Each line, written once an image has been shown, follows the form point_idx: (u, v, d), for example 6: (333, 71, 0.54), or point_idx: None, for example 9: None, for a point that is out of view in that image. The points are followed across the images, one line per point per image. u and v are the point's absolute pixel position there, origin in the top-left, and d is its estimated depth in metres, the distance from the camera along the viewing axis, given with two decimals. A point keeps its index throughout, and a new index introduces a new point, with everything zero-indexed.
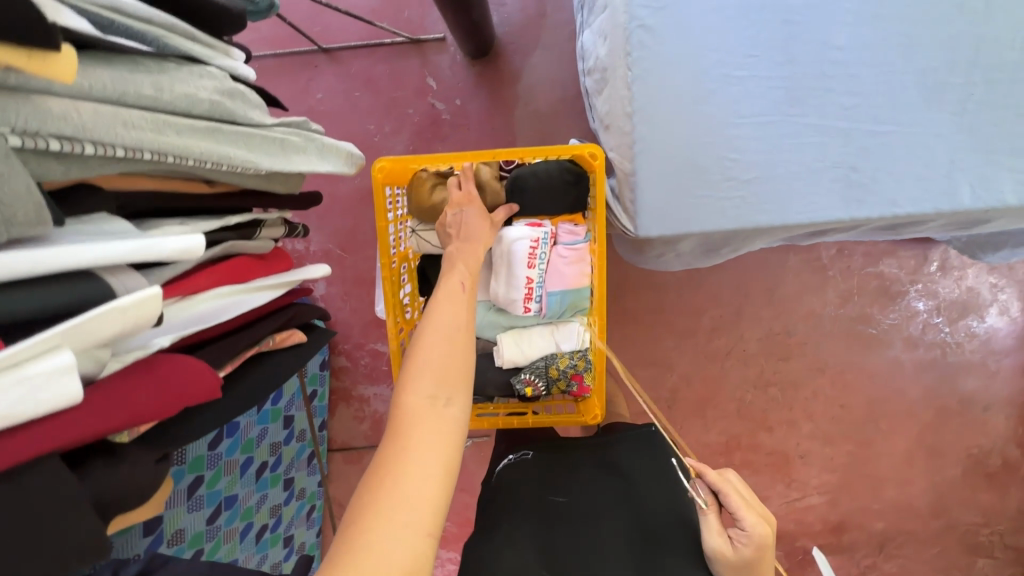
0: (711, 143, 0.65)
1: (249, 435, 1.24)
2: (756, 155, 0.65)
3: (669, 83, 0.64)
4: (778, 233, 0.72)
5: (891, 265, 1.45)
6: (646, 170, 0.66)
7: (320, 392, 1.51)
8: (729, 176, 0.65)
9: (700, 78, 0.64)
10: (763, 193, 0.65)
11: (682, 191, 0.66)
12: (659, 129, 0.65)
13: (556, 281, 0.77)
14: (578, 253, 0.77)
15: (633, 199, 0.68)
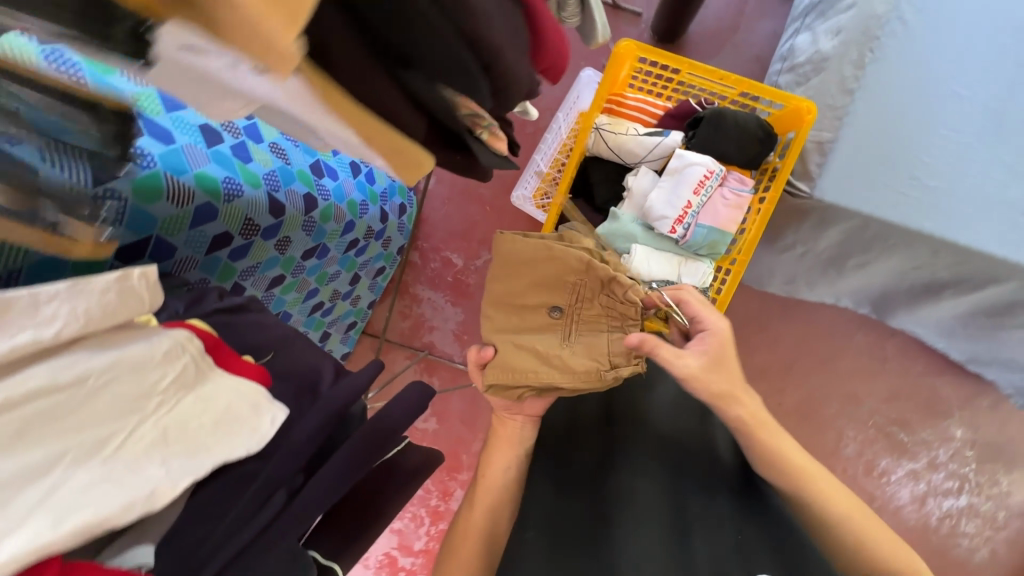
0: (912, 142, 0.71)
1: (327, 269, 1.27)
2: (949, 168, 0.71)
3: (901, 78, 0.71)
4: (921, 253, 0.79)
5: (944, 385, 1.48)
6: (846, 141, 0.73)
7: (387, 273, 1.57)
8: (916, 177, 0.72)
9: (930, 84, 0.71)
10: (942, 202, 0.71)
11: (871, 172, 0.73)
12: (874, 112, 0.72)
13: (709, 215, 0.83)
14: (740, 200, 0.83)
15: (821, 164, 0.75)
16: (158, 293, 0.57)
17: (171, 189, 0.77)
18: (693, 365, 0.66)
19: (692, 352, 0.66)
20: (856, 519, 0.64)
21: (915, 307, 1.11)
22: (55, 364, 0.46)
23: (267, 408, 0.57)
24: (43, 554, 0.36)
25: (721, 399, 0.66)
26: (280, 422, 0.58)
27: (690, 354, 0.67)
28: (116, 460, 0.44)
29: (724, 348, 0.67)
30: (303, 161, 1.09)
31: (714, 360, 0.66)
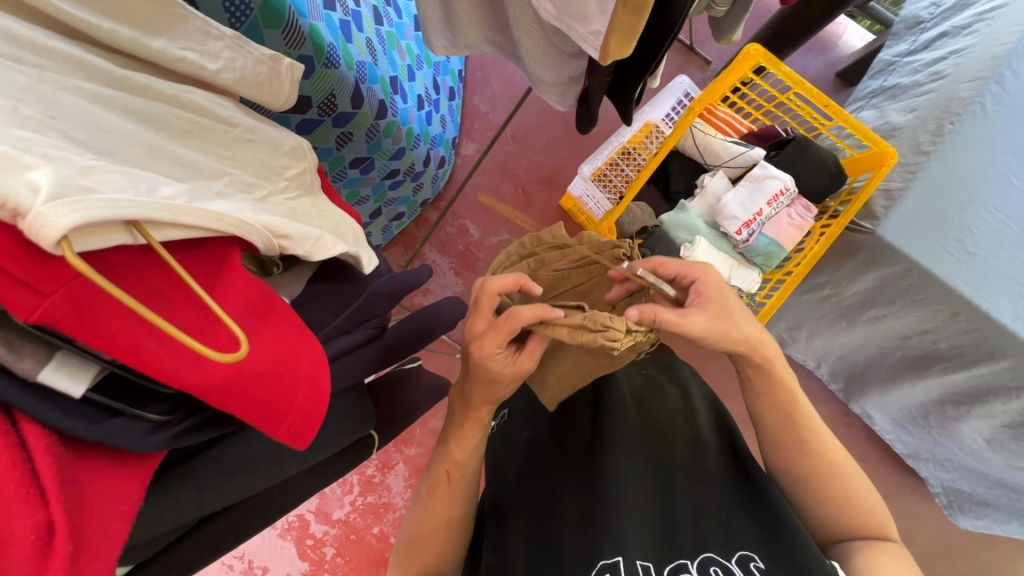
0: (968, 210, 0.80)
1: (360, 189, 1.21)
2: (991, 241, 0.80)
3: (969, 154, 0.81)
4: (940, 314, 0.87)
5: None
6: (914, 193, 0.81)
7: (402, 221, 1.51)
8: (961, 240, 0.80)
9: (989, 167, 0.81)
10: (979, 268, 0.80)
11: (927, 226, 0.81)
12: (942, 176, 0.81)
13: (773, 228, 0.89)
14: (802, 222, 0.90)
15: (887, 208, 0.83)
16: (293, 97, 0.49)
17: (290, 27, 0.72)
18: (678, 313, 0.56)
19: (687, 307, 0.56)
20: (861, 489, 0.55)
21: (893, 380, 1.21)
22: (211, 96, 0.41)
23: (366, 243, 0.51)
24: (235, 236, 0.29)
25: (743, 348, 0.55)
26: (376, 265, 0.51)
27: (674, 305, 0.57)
28: (263, 206, 0.38)
29: (720, 290, 0.55)
30: (386, 69, 1.06)
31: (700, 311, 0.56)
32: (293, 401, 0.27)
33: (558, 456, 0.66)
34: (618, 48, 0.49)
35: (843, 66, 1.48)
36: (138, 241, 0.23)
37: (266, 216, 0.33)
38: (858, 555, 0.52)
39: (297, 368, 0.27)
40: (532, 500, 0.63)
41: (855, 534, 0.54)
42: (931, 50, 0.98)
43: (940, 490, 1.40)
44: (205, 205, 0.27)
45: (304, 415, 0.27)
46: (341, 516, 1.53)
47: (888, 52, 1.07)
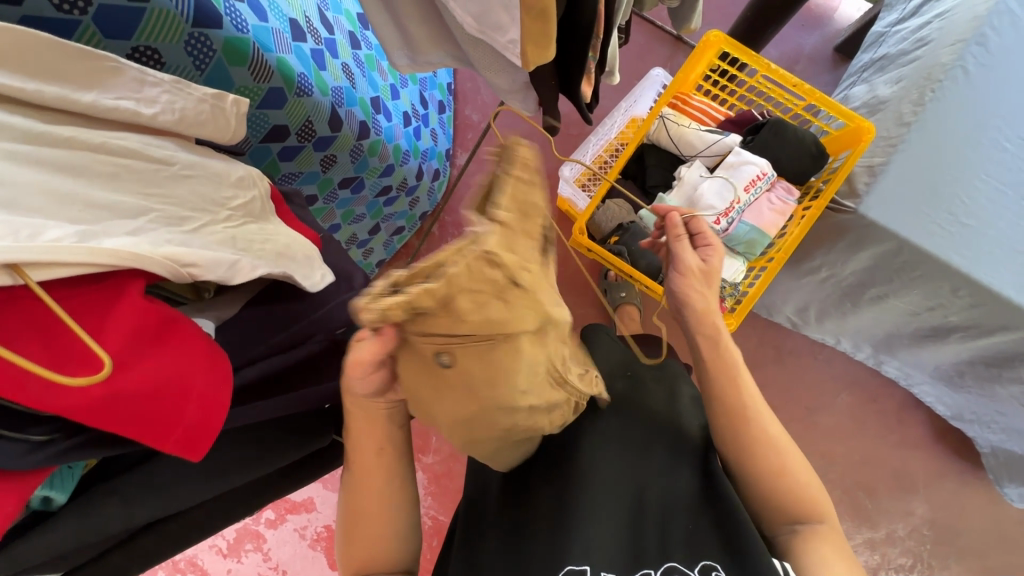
0: (955, 180, 0.77)
1: (354, 208, 1.25)
2: (984, 212, 0.76)
3: (953, 121, 0.78)
4: (942, 289, 0.83)
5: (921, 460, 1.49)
6: (895, 168, 0.78)
7: (404, 235, 1.54)
8: (953, 213, 0.76)
9: (978, 135, 0.77)
10: (973, 241, 0.76)
11: (913, 201, 0.77)
12: (925, 148, 0.78)
13: (753, 215, 0.88)
14: (783, 207, 0.88)
15: (869, 184, 0.80)
16: (242, 131, 0.52)
17: (256, 62, 0.76)
18: (690, 263, 0.64)
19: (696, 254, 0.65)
20: (805, 482, 0.54)
21: (916, 351, 1.14)
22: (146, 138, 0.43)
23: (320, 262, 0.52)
24: (134, 269, 0.31)
25: (704, 312, 0.61)
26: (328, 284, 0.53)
27: (695, 256, 0.65)
28: (191, 237, 0.41)
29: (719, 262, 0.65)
30: (366, 91, 1.10)
31: (703, 272, 0.64)
32: (182, 415, 0.31)
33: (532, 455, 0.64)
34: (537, 53, 0.49)
35: (840, 40, 1.43)
36: (18, 282, 0.26)
37: (174, 246, 0.35)
38: (801, 548, 0.51)
39: (183, 389, 0.31)
40: (504, 501, 0.61)
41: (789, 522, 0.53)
42: (918, 17, 0.93)
43: (989, 450, 1.33)
44: (99, 243, 0.30)
45: (193, 429, 0.31)
46: None
47: (879, 23, 1.03)
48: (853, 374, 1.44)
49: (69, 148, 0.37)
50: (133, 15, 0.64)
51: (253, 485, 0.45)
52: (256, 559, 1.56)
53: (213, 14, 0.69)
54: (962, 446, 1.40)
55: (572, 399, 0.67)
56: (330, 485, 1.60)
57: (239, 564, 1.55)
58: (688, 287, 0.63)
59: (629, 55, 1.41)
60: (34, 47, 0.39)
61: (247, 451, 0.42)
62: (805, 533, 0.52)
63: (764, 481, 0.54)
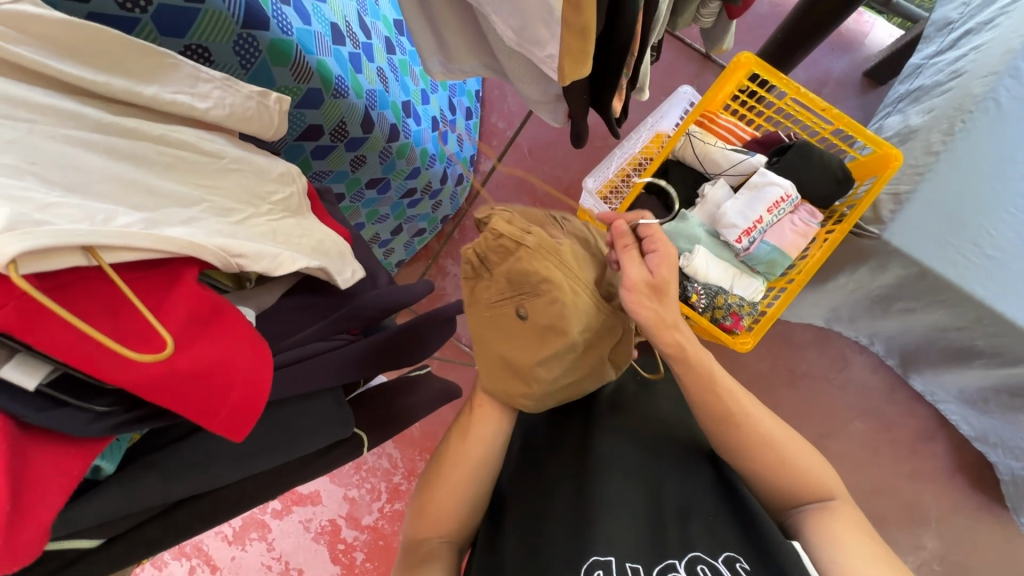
0: (980, 212, 0.76)
1: (379, 208, 1.28)
2: (1012, 243, 0.75)
3: (983, 152, 0.78)
4: (965, 316, 0.82)
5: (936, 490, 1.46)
6: (921, 196, 0.78)
7: (424, 237, 1.57)
8: (979, 243, 0.76)
9: (1008, 167, 0.77)
10: (1000, 272, 0.75)
11: (939, 229, 0.77)
12: (951, 177, 0.78)
13: (775, 235, 0.88)
14: (806, 229, 0.88)
15: (894, 212, 0.80)
16: (283, 129, 0.54)
17: (298, 64, 0.79)
18: (636, 276, 0.60)
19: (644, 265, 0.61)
20: (804, 462, 0.55)
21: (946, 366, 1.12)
22: (199, 132, 0.46)
23: (352, 259, 0.54)
24: (189, 257, 0.33)
25: (655, 327, 0.59)
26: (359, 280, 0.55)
27: (642, 267, 0.60)
28: (238, 228, 0.43)
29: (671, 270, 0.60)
30: (398, 95, 1.13)
31: (652, 286, 0.60)
32: (227, 398, 0.32)
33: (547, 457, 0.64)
34: (574, 67, 0.51)
35: (870, 64, 1.43)
36: (92, 263, 0.28)
37: (223, 238, 0.37)
38: (811, 525, 0.52)
39: (231, 371, 0.32)
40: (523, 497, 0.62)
41: (797, 496, 0.54)
42: (955, 48, 0.94)
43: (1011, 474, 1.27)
44: (161, 232, 0.32)
45: (238, 411, 0.33)
46: (370, 522, 1.59)
47: (918, 55, 1.02)
48: (869, 400, 1.42)
49: (132, 138, 0.39)
50: (189, 16, 0.67)
51: (277, 472, 0.47)
52: (260, 548, 1.58)
53: (262, 17, 0.72)
54: (979, 482, 1.37)
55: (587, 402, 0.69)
56: (337, 479, 1.62)
57: (243, 554, 1.57)
58: (633, 305, 0.59)
59: (657, 70, 1.42)
60: (104, 42, 0.41)
61: (273, 436, 0.44)
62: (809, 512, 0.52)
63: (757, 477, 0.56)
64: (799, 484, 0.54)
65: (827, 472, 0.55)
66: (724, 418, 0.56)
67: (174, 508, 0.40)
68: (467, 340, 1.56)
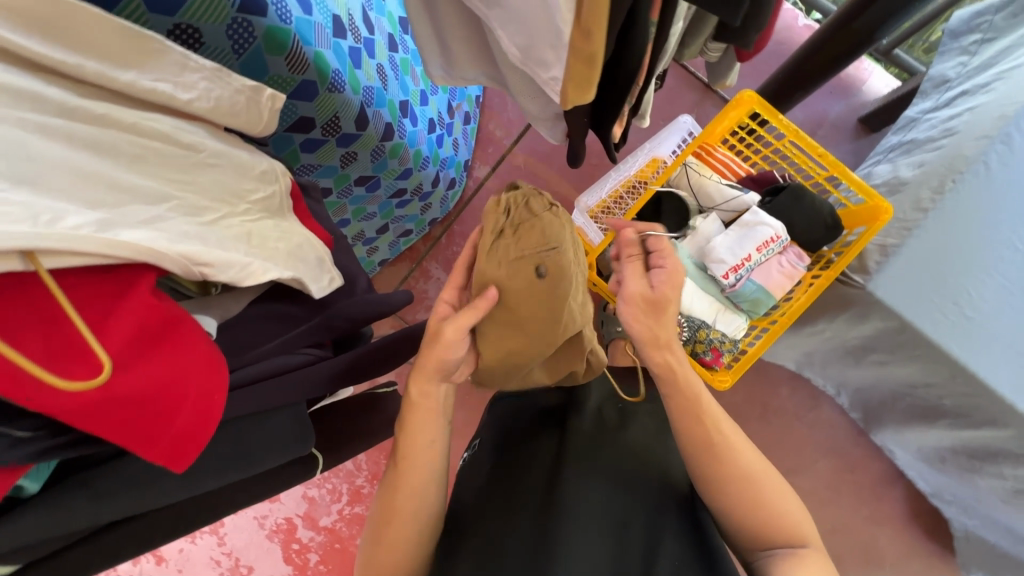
0: (963, 273, 0.77)
1: (366, 206, 1.25)
2: (992, 306, 0.76)
3: (973, 214, 0.78)
4: (938, 373, 0.83)
5: None
6: (908, 251, 0.79)
7: (410, 237, 1.54)
8: (959, 303, 0.77)
9: (995, 231, 0.77)
10: (977, 335, 0.76)
11: (923, 285, 0.78)
12: (940, 235, 0.79)
13: (762, 275, 0.88)
14: (792, 271, 0.88)
15: (880, 263, 0.81)
16: (273, 125, 0.52)
17: (294, 54, 0.77)
18: (637, 289, 0.64)
19: (647, 278, 0.65)
20: (779, 498, 0.54)
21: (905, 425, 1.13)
22: (175, 121, 0.43)
23: (329, 267, 0.51)
24: (146, 263, 0.31)
25: (650, 344, 0.62)
26: (335, 290, 0.53)
27: (644, 281, 0.64)
28: (208, 230, 0.40)
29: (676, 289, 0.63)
30: (396, 94, 1.10)
31: (650, 301, 0.63)
32: (171, 424, 0.30)
33: (514, 480, 0.63)
34: (577, 94, 0.50)
35: (866, 111, 1.45)
36: (28, 270, 0.26)
37: (188, 243, 0.34)
38: (777, 572, 0.50)
39: (178, 397, 0.30)
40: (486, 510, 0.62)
41: (770, 542, 0.52)
42: (950, 106, 0.95)
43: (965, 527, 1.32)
44: (117, 237, 0.29)
45: (182, 437, 0.31)
46: (327, 524, 1.55)
47: (913, 108, 1.05)
48: (838, 443, 1.43)
49: (101, 125, 0.37)
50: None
51: (220, 490, 0.45)
52: (210, 542, 1.53)
53: (259, 2, 0.69)
54: (935, 531, 1.39)
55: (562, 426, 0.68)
56: None
57: (192, 547, 1.52)
58: (629, 316, 0.63)
59: (658, 95, 1.42)
60: (80, 18, 0.38)
61: (226, 451, 0.41)
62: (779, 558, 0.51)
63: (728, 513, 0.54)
64: (774, 528, 0.52)
65: (804, 521, 0.53)
66: (702, 446, 0.55)
67: (105, 529, 0.37)
68: None
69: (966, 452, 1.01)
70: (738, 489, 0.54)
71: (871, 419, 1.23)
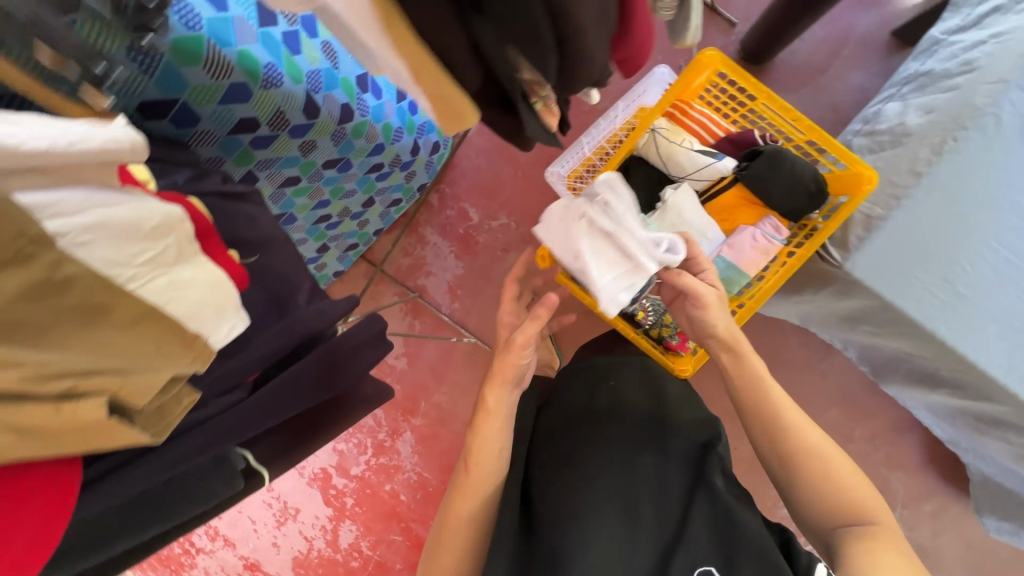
0: (958, 245, 0.69)
1: (344, 184, 1.23)
2: (984, 281, 0.69)
3: (980, 174, 0.68)
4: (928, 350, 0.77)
5: (901, 478, 1.46)
6: (893, 224, 0.70)
7: (401, 206, 1.53)
8: (950, 280, 0.69)
9: (1003, 195, 0.68)
10: (969, 314, 0.69)
11: (908, 261, 0.70)
12: (934, 200, 0.69)
13: (733, 250, 0.83)
14: (767, 246, 0.82)
15: (860, 239, 0.73)
16: (145, 146, 0.51)
17: (210, 60, 0.75)
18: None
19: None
20: (838, 465, 0.64)
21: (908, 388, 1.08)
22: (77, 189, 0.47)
23: (230, 316, 0.55)
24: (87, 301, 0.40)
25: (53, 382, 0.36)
26: (238, 333, 0.56)
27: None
28: (136, 274, 0.48)
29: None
30: (352, 69, 1.04)
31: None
32: (14, 537, 0.38)
33: (565, 463, 0.73)
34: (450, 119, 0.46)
35: (899, 24, 1.26)
36: None
37: (131, 277, 0.48)
38: (852, 547, 0.58)
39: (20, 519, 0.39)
40: (564, 495, 0.68)
41: (837, 516, 0.62)
42: (977, 30, 0.81)
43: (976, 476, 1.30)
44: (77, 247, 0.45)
45: (33, 541, 0.39)
46: (358, 472, 1.71)
47: (940, 26, 0.91)
48: (835, 387, 1.45)
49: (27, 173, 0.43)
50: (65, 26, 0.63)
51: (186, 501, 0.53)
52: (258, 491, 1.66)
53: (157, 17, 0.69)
54: (944, 467, 1.44)
55: (594, 409, 0.78)
56: None
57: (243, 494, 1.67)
58: None
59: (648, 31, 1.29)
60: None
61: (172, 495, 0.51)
62: (844, 533, 0.60)
63: (776, 428, 0.67)
64: (842, 501, 0.62)
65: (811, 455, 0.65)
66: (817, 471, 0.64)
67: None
68: (446, 309, 1.62)
69: (968, 418, 0.96)
70: (818, 513, 0.63)
71: (879, 371, 1.16)
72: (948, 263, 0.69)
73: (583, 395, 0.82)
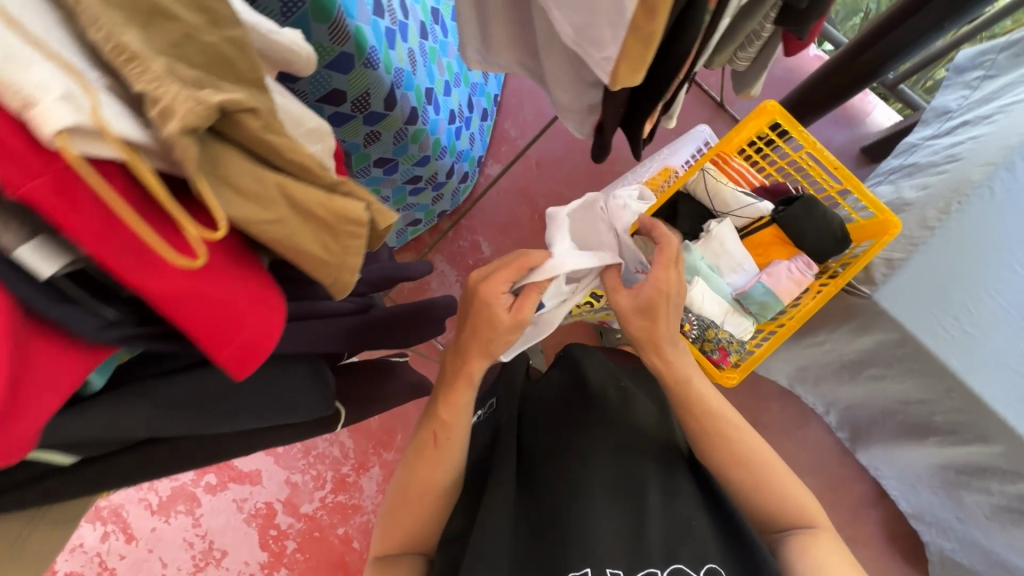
0: (965, 288, 0.81)
1: (381, 188, 1.25)
2: (987, 322, 0.80)
3: (979, 233, 0.82)
4: (934, 387, 0.87)
5: (868, 555, 1.50)
6: (913, 265, 0.83)
7: (418, 227, 1.55)
8: (958, 317, 0.81)
9: (998, 252, 0.82)
10: (975, 349, 0.80)
11: (924, 297, 0.82)
12: (944, 250, 0.83)
13: (771, 278, 0.92)
14: (801, 278, 0.91)
15: (887, 276, 0.84)
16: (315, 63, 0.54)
17: (336, 24, 0.79)
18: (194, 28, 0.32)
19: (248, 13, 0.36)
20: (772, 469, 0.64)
21: (893, 447, 1.19)
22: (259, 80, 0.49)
23: None
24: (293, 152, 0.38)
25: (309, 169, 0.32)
26: None
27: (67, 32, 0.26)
28: None
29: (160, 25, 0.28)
30: (424, 80, 1.12)
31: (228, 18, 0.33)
32: (238, 335, 0.30)
33: (550, 452, 0.71)
34: (627, 74, 0.52)
35: (868, 143, 1.52)
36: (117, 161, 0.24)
37: None
38: (791, 546, 0.60)
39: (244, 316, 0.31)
40: (555, 483, 0.66)
41: (781, 520, 0.62)
42: (952, 135, 1.01)
43: (936, 552, 1.37)
44: None
45: (247, 347, 0.31)
46: (308, 511, 1.41)
47: (914, 135, 1.13)
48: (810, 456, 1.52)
49: None
50: None
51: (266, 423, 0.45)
52: (184, 523, 1.37)
53: None
54: (904, 546, 1.50)
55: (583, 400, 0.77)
56: (281, 461, 1.42)
57: (165, 526, 1.37)
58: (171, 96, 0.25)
59: None
60: None
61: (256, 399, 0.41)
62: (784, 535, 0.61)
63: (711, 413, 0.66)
64: (784, 505, 0.62)
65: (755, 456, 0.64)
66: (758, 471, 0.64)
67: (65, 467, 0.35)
68: None
69: (951, 470, 1.06)
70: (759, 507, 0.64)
71: (862, 432, 1.25)
72: (957, 303, 0.81)
73: (569, 387, 0.81)
